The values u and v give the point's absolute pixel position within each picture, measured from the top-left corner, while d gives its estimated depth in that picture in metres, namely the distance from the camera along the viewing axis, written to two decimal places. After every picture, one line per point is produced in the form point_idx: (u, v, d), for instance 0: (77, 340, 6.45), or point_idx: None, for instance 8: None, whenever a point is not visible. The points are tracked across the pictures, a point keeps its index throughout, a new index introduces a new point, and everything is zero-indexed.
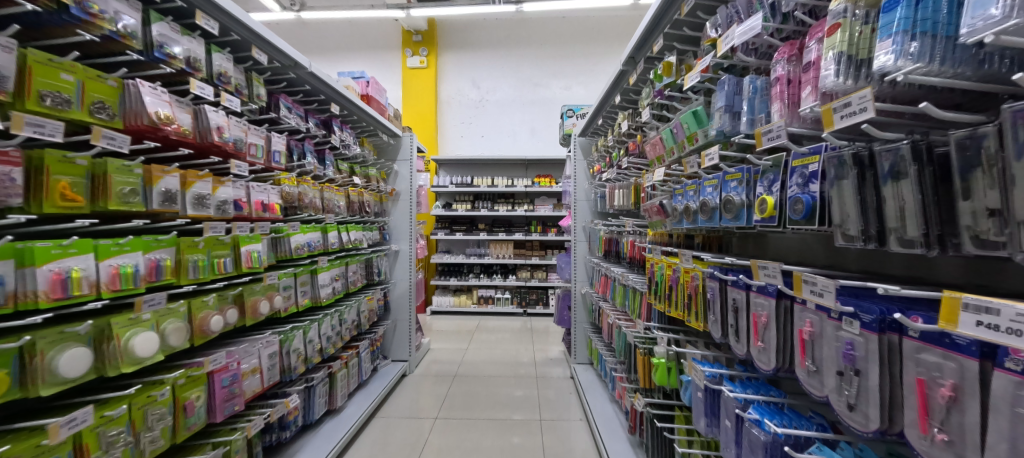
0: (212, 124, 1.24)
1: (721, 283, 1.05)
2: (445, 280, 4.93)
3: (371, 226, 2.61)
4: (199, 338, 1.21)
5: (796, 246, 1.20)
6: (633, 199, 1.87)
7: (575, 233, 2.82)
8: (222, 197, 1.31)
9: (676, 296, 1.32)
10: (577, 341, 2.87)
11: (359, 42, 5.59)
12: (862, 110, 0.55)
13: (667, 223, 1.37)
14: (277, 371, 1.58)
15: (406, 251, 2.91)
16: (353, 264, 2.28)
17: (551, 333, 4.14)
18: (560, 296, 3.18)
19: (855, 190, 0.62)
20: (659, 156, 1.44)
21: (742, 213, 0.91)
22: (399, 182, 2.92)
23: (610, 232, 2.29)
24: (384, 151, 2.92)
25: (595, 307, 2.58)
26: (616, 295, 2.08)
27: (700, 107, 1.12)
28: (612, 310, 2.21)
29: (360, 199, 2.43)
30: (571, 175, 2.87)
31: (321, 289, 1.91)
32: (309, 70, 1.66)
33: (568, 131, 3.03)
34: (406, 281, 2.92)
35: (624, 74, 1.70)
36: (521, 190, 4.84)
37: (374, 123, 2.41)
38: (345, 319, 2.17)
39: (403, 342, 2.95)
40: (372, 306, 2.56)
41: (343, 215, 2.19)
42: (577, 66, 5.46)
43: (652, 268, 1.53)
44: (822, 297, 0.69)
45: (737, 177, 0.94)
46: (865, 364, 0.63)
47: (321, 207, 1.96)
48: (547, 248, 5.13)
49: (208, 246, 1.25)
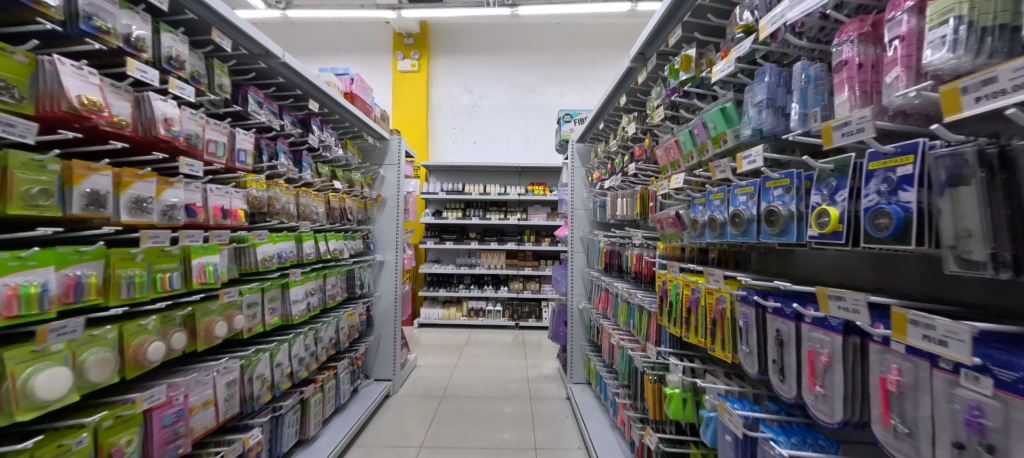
0: (157, 114, 1.06)
1: (759, 310, 0.89)
2: (433, 291, 4.71)
3: (354, 235, 2.41)
4: (133, 370, 1.01)
5: (833, 264, 1.06)
6: (640, 208, 1.71)
7: (572, 244, 2.66)
8: (169, 201, 1.12)
9: (695, 320, 1.14)
10: (574, 359, 2.69)
11: (348, 44, 5.41)
12: (1019, 87, 0.40)
13: (684, 236, 1.21)
14: (236, 402, 1.38)
15: (391, 262, 2.72)
16: (331, 277, 2.08)
17: (544, 348, 3.94)
18: (556, 310, 3.01)
19: (981, 201, 0.46)
20: (674, 161, 1.28)
21: (792, 228, 0.75)
22: (385, 188, 2.74)
23: (611, 244, 2.13)
24: (370, 154, 2.73)
25: (593, 323, 2.41)
26: (619, 313, 1.91)
27: (730, 104, 0.96)
28: (614, 329, 2.03)
29: (342, 206, 2.23)
30: (568, 183, 2.71)
31: (293, 306, 1.71)
32: (282, 61, 1.47)
33: (565, 137, 2.88)
34: (391, 294, 2.72)
35: (631, 72, 1.55)
36: (514, 198, 4.68)
37: (357, 123, 2.23)
38: (321, 338, 1.97)
39: (387, 359, 2.74)
40: (353, 322, 2.35)
41: (321, 222, 2.00)
42: (572, 73, 5.36)
43: (663, 286, 1.35)
44: (944, 347, 0.49)
45: (783, 183, 0.79)
46: (1003, 439, 0.45)
47: (296, 213, 1.77)
48: (540, 258, 4.96)
49: (147, 259, 1.06)
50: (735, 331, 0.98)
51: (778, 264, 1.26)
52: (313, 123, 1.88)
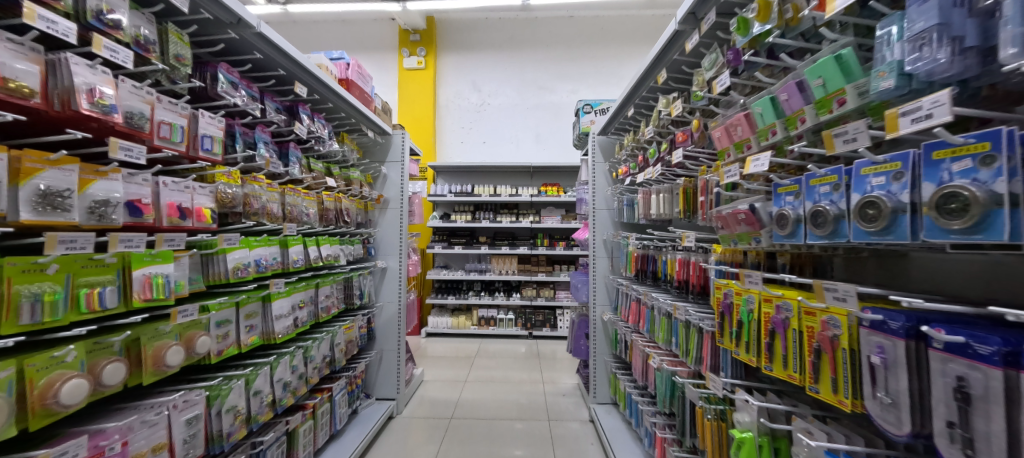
0: (78, 82, 0.82)
1: (915, 344, 0.60)
2: (442, 298, 4.45)
3: (352, 240, 2.16)
4: (38, 419, 0.76)
5: (974, 272, 0.78)
6: (685, 205, 1.44)
7: (594, 248, 2.38)
8: (99, 196, 0.87)
9: (781, 349, 0.86)
10: (598, 377, 2.40)
11: (353, 42, 5.22)
12: None
13: (762, 236, 0.93)
14: (199, 443, 1.12)
15: (394, 269, 2.47)
16: (325, 287, 1.83)
17: (560, 361, 3.65)
18: (576, 322, 2.71)
19: None
20: (742, 141, 1.00)
21: (999, 219, 0.48)
22: (388, 188, 2.49)
23: (644, 248, 1.85)
24: (370, 151, 2.49)
25: (622, 338, 2.12)
26: (657, 329, 1.62)
27: (850, 49, 0.68)
28: (650, 346, 1.74)
29: (338, 206, 1.99)
30: (589, 180, 2.43)
31: (277, 322, 1.46)
32: (257, 31, 1.23)
33: (585, 129, 2.60)
34: (394, 304, 2.46)
35: (677, 39, 1.28)
36: (527, 200, 4.41)
37: (354, 113, 1.98)
38: (312, 357, 1.71)
39: (390, 376, 2.48)
40: (351, 336, 2.10)
41: (313, 225, 1.75)
42: (586, 68, 5.09)
43: (724, 300, 1.07)
44: None
45: (979, 150, 0.51)
46: None
47: (281, 214, 1.53)
48: (554, 263, 4.68)
49: (64, 270, 0.81)
50: (859, 368, 0.70)
51: (879, 271, 0.98)
52: (302, 111, 1.63)
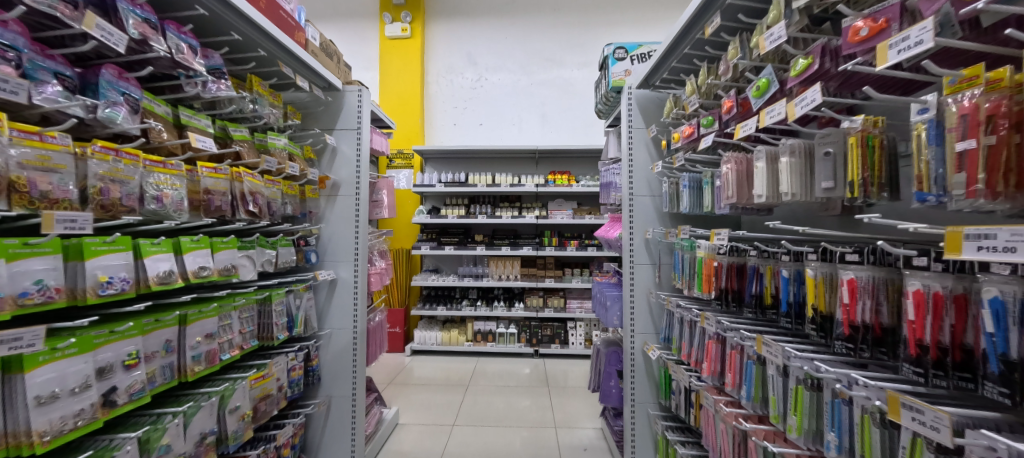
0: None
1: None
2: (430, 308, 3.70)
3: (274, 243, 1.42)
4: None
5: None
6: (863, 173, 0.72)
7: (632, 251, 1.64)
8: None
9: None
10: (638, 434, 1.65)
11: (326, 9, 4.47)
12: None
13: None
14: None
15: (348, 282, 1.72)
16: (203, 321, 1.09)
17: (576, 390, 2.89)
18: (604, 353, 1.94)
19: None
20: None
21: None
22: (338, 167, 1.74)
23: (735, 254, 1.11)
24: (314, 115, 1.75)
25: (685, 388, 1.38)
26: (787, 405, 0.87)
27: None
28: (755, 427, 0.99)
29: (239, 188, 1.25)
30: (624, 154, 1.68)
31: (38, 413, 0.71)
32: None
33: (613, 84, 1.84)
34: (348, 331, 1.73)
35: None
36: (532, 190, 3.66)
37: (259, 39, 1.23)
38: (168, 448, 0.97)
39: (341, 434, 1.73)
40: (268, 390, 1.36)
41: (169, 218, 1.01)
42: (600, 37, 4.33)
43: None
44: None
45: None
46: None
47: (66, 193, 0.79)
48: (564, 267, 3.93)
49: None
50: None
51: None
52: (125, 7, 0.88)
